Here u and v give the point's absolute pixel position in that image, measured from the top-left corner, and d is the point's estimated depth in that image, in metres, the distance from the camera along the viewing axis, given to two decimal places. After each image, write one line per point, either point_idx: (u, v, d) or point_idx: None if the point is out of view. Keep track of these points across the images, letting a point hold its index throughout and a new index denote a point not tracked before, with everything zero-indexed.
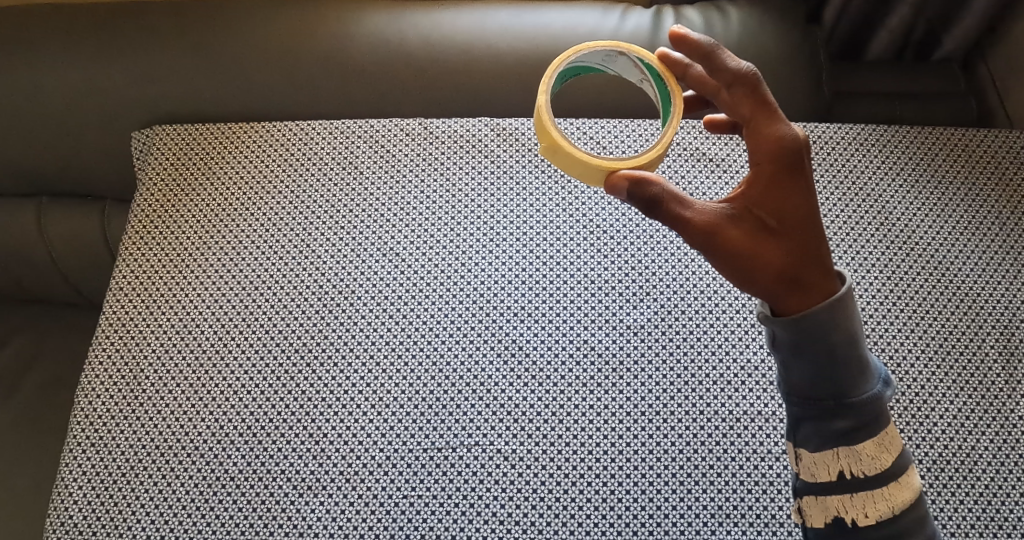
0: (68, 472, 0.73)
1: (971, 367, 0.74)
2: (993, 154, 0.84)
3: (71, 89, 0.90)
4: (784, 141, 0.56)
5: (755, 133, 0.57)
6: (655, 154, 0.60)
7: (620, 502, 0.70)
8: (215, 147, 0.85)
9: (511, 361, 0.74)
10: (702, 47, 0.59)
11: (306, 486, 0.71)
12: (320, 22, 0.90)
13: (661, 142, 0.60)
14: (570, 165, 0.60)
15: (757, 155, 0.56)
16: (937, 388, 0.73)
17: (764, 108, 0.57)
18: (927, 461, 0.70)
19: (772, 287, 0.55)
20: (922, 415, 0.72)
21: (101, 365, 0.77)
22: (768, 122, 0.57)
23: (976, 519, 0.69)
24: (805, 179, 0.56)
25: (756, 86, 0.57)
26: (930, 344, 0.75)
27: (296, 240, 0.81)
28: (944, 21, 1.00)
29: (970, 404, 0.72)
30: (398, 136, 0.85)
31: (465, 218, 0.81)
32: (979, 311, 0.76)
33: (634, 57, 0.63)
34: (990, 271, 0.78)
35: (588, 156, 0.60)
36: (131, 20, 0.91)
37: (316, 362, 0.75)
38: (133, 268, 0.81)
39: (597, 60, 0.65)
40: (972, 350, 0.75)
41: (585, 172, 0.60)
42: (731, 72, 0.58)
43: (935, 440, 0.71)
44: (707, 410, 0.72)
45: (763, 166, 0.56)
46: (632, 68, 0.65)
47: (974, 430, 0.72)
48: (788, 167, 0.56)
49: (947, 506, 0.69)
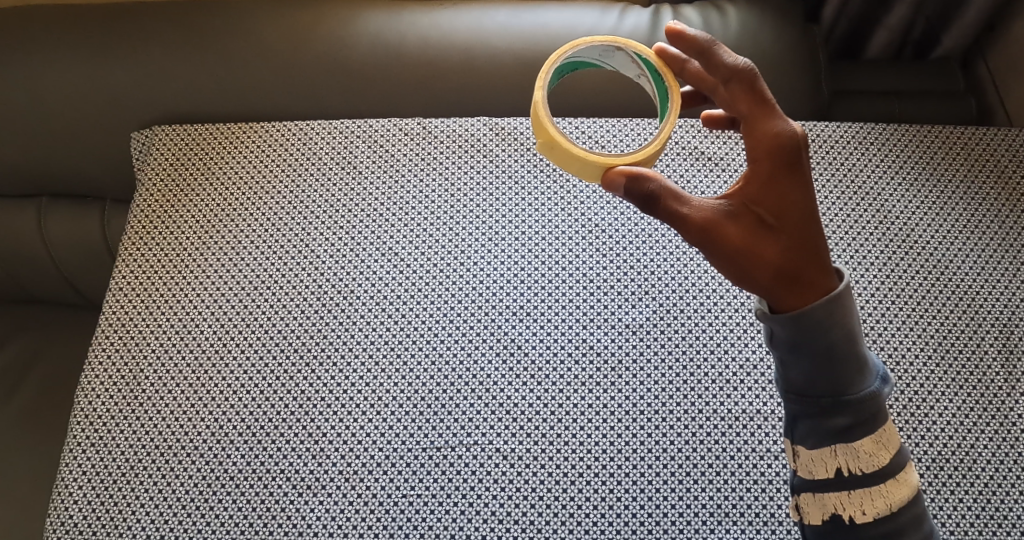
0: (68, 473, 0.73)
1: (971, 365, 0.74)
2: (993, 152, 0.84)
3: (71, 89, 0.90)
4: (782, 138, 0.56)
5: (753, 129, 0.57)
6: (654, 149, 0.60)
7: (619, 502, 0.70)
8: (214, 147, 0.85)
9: (510, 361, 0.74)
10: (698, 44, 0.59)
11: (305, 486, 0.71)
12: (319, 22, 0.90)
13: (659, 136, 0.60)
14: (568, 162, 0.61)
15: (754, 152, 0.56)
16: (937, 387, 0.73)
17: (761, 104, 0.57)
18: (926, 459, 0.70)
19: (770, 284, 0.55)
20: (922, 413, 0.72)
21: (101, 365, 0.77)
22: (766, 118, 0.56)
23: (976, 517, 0.69)
24: (802, 176, 0.56)
25: (754, 82, 0.57)
26: (929, 342, 0.75)
27: (295, 240, 0.81)
28: (943, 19, 1.00)
29: (970, 403, 0.72)
30: (397, 135, 0.85)
31: (464, 218, 0.81)
32: (979, 309, 0.76)
33: (632, 52, 0.63)
34: (989, 270, 0.78)
35: (586, 152, 0.60)
36: (131, 20, 0.91)
37: (316, 361, 0.75)
38: (132, 268, 0.81)
39: (595, 56, 0.65)
40: (971, 348, 0.75)
41: (583, 168, 0.60)
42: (728, 67, 0.58)
43: (934, 438, 0.71)
44: (706, 410, 0.72)
45: (760, 163, 0.56)
46: (630, 64, 0.65)
47: (974, 428, 0.72)
48: (786, 163, 0.55)
49: (947, 504, 0.69)
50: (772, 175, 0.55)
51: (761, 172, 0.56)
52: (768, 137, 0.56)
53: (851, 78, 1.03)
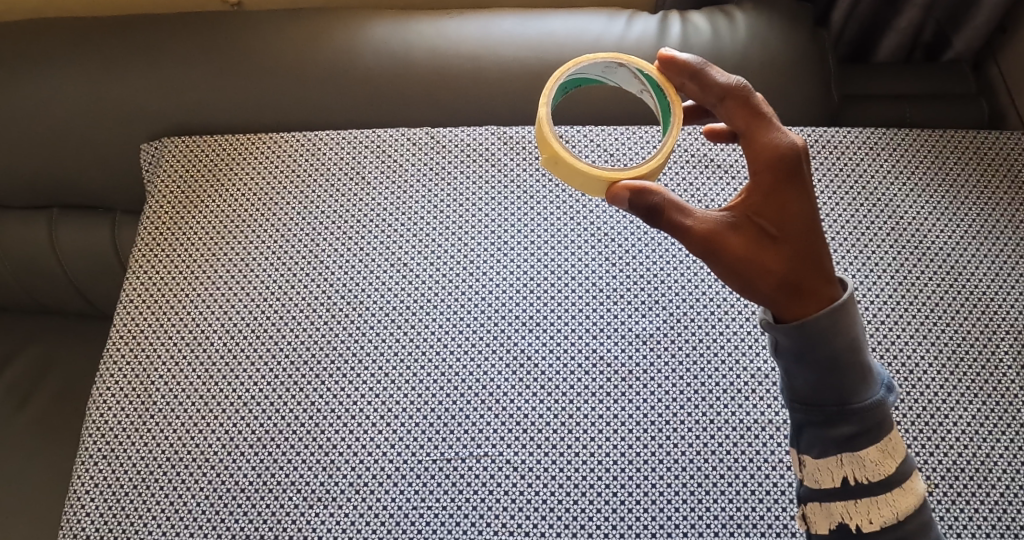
0: (81, 485, 0.74)
1: (985, 373, 0.74)
2: (1004, 159, 0.83)
3: (84, 102, 0.91)
4: (782, 149, 0.56)
5: (753, 142, 0.57)
6: (657, 163, 0.60)
7: (629, 514, 0.70)
8: (224, 159, 0.86)
9: (519, 372, 0.75)
10: (690, 67, 0.60)
11: (316, 498, 0.72)
12: (327, 33, 0.91)
13: (663, 150, 0.60)
14: (571, 176, 0.61)
15: (755, 164, 0.57)
16: (951, 395, 0.73)
17: (758, 119, 0.57)
18: (941, 469, 0.70)
19: (773, 294, 0.55)
20: (936, 422, 0.72)
21: (113, 378, 0.78)
22: (765, 132, 0.57)
23: (992, 526, 0.69)
24: (804, 186, 0.56)
25: (748, 98, 0.58)
26: (943, 350, 0.74)
27: (307, 250, 0.81)
28: (954, 22, 0.99)
29: (984, 411, 0.72)
30: (405, 145, 0.86)
31: (472, 228, 0.81)
32: (992, 317, 0.76)
33: (634, 68, 0.63)
34: (1003, 276, 0.78)
35: (589, 167, 0.60)
36: (140, 34, 0.92)
37: (325, 373, 0.76)
38: (142, 280, 0.82)
39: (598, 72, 0.65)
40: (986, 357, 0.74)
41: (586, 183, 0.60)
42: (722, 86, 0.59)
43: (949, 448, 0.71)
44: (718, 420, 0.72)
45: (762, 174, 0.56)
46: (633, 80, 0.65)
47: (989, 438, 0.71)
48: (787, 174, 0.56)
49: (963, 515, 0.69)
50: (774, 185, 0.56)
51: (763, 184, 0.56)
52: (768, 149, 0.56)
53: (861, 83, 1.02)
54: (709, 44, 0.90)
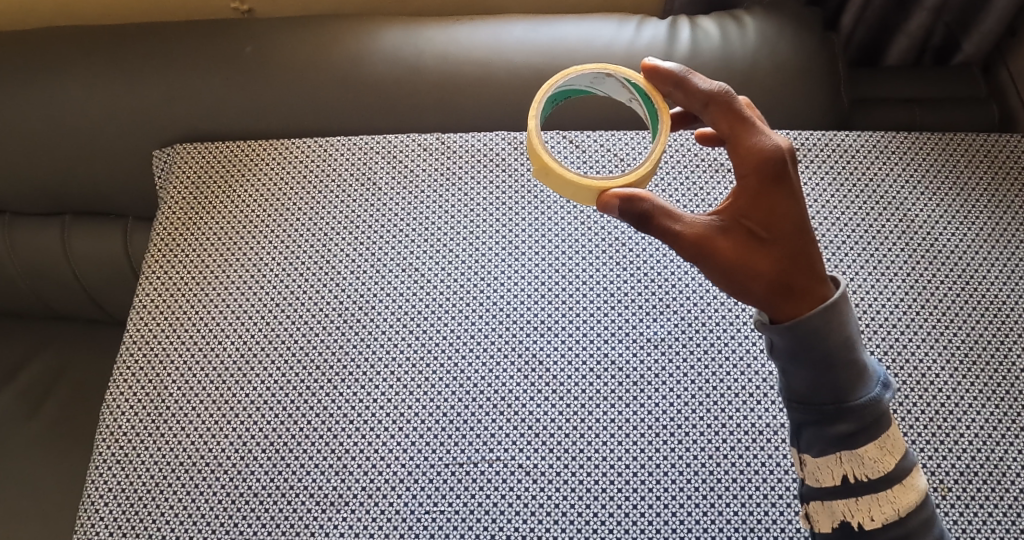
0: (94, 489, 0.75)
1: (998, 376, 0.74)
2: (1016, 163, 0.84)
3: (98, 109, 0.93)
4: (767, 152, 0.57)
5: (738, 146, 0.58)
6: (645, 171, 0.61)
7: (635, 523, 0.70)
8: (234, 167, 0.87)
9: (531, 376, 0.76)
10: (674, 76, 0.61)
11: (328, 502, 0.73)
12: (339, 41, 0.93)
13: (651, 157, 0.61)
14: (561, 186, 0.62)
15: (741, 168, 0.58)
16: (964, 400, 0.73)
17: (743, 123, 0.58)
18: (955, 473, 0.70)
19: (765, 295, 0.56)
20: (949, 425, 0.72)
21: (126, 383, 0.79)
22: (750, 136, 0.58)
23: (1004, 531, 0.69)
24: (791, 187, 0.57)
25: (732, 103, 0.59)
26: (956, 353, 0.75)
27: (320, 256, 0.82)
28: (964, 24, 0.99)
29: (997, 416, 0.72)
30: (416, 152, 0.87)
31: (482, 232, 0.82)
32: (1004, 322, 0.76)
33: (622, 77, 0.64)
34: (1016, 280, 0.78)
35: (578, 176, 0.61)
36: (153, 42, 0.94)
37: (337, 378, 0.77)
38: (154, 285, 0.83)
39: (587, 82, 0.66)
40: (998, 361, 0.75)
41: (576, 192, 0.62)
42: (704, 92, 0.60)
43: (962, 452, 0.71)
44: (729, 424, 0.73)
45: (748, 177, 0.57)
46: (621, 89, 0.66)
47: (1002, 443, 0.71)
48: (773, 176, 0.56)
49: (977, 519, 0.69)
50: (760, 188, 0.57)
51: (750, 188, 0.57)
52: (754, 153, 0.57)
53: (870, 87, 1.03)
54: (718, 49, 0.91)
